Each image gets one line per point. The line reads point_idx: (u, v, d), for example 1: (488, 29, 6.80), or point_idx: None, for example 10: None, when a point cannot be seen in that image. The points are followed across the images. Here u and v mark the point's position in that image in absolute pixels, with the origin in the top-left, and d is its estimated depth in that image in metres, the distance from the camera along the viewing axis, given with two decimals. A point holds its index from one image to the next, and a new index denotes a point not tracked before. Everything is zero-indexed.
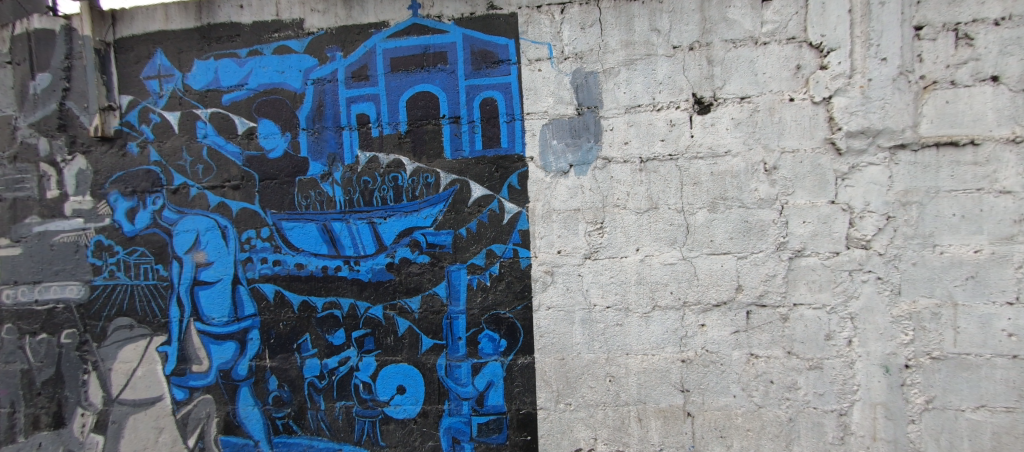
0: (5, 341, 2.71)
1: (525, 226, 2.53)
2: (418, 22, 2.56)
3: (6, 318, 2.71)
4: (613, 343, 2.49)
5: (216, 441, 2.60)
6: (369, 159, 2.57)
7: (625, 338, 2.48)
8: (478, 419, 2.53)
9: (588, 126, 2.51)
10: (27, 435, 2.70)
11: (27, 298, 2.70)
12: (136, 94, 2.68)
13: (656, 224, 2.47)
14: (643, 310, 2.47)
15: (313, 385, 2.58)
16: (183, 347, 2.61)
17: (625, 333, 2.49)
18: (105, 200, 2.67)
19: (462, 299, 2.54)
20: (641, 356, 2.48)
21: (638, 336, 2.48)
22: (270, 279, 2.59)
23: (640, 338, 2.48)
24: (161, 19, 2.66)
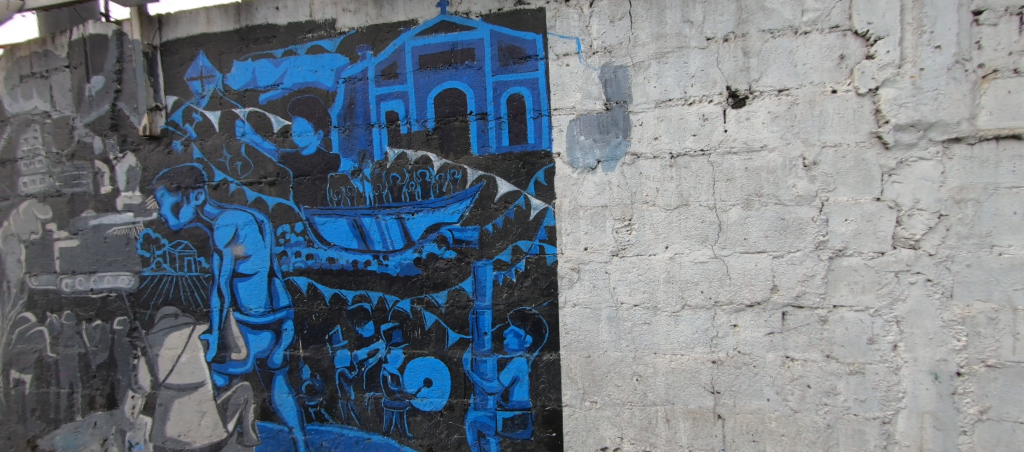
0: (65, 326, 2.92)
1: (551, 222, 2.52)
2: (446, 19, 2.58)
3: (67, 305, 2.92)
4: (641, 342, 2.45)
5: (253, 426, 2.72)
6: (398, 155, 2.61)
7: (653, 337, 2.44)
8: (503, 414, 2.55)
9: (616, 121, 2.47)
10: (84, 414, 2.90)
11: (84, 286, 2.90)
12: (180, 94, 2.81)
13: (686, 221, 2.41)
14: (672, 309, 2.42)
15: (344, 375, 2.65)
16: (224, 335, 2.74)
17: (654, 332, 2.45)
18: (153, 195, 2.83)
19: (488, 295, 2.56)
20: (670, 356, 2.43)
21: (667, 335, 2.43)
22: (304, 272, 2.68)
23: (669, 337, 2.43)
24: (204, 22, 2.79)
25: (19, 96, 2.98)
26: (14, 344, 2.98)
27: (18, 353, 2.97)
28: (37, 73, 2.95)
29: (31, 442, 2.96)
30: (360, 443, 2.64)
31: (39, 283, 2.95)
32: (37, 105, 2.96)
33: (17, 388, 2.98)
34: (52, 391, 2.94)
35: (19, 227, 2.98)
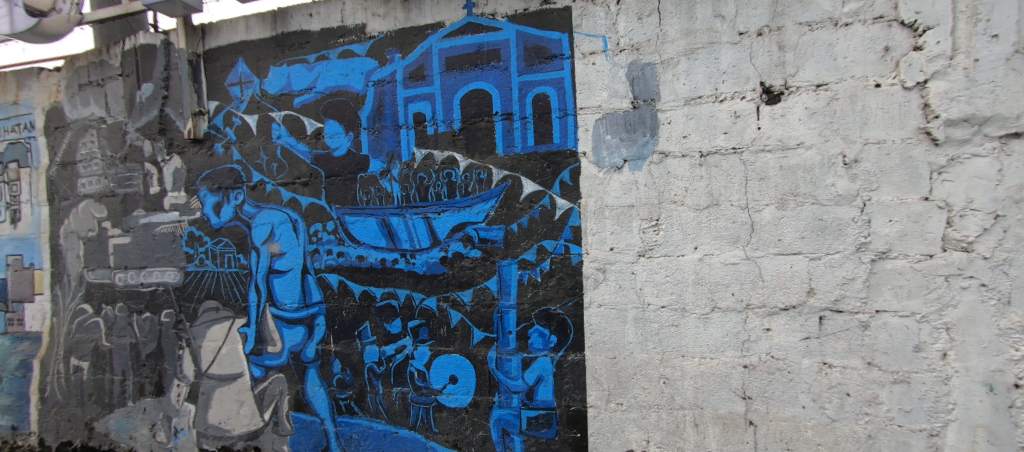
0: (118, 318, 3.13)
1: (577, 222, 2.51)
2: (472, 21, 2.61)
3: (120, 298, 3.13)
4: (668, 345, 2.42)
5: (288, 416, 2.84)
6: (425, 156, 2.67)
7: (681, 340, 2.40)
8: (528, 413, 2.57)
9: (644, 119, 2.44)
10: (135, 400, 3.10)
11: (135, 280, 3.10)
12: (221, 99, 2.96)
13: (716, 221, 2.35)
14: (701, 311, 2.37)
15: (373, 370, 2.73)
16: (260, 329, 2.87)
17: (682, 334, 2.40)
18: (196, 195, 2.99)
19: (513, 294, 2.58)
20: (698, 359, 2.38)
21: (696, 338, 2.38)
22: (335, 270, 2.77)
23: (698, 340, 2.38)
24: (243, 30, 2.93)
25: (78, 103, 3.21)
26: (73, 333, 3.22)
27: (77, 342, 3.21)
28: (94, 82, 3.18)
29: (89, 424, 3.20)
30: (388, 436, 2.71)
31: (96, 277, 3.18)
32: (93, 111, 3.18)
33: (76, 374, 3.22)
34: (107, 378, 3.15)
35: (78, 225, 3.21)
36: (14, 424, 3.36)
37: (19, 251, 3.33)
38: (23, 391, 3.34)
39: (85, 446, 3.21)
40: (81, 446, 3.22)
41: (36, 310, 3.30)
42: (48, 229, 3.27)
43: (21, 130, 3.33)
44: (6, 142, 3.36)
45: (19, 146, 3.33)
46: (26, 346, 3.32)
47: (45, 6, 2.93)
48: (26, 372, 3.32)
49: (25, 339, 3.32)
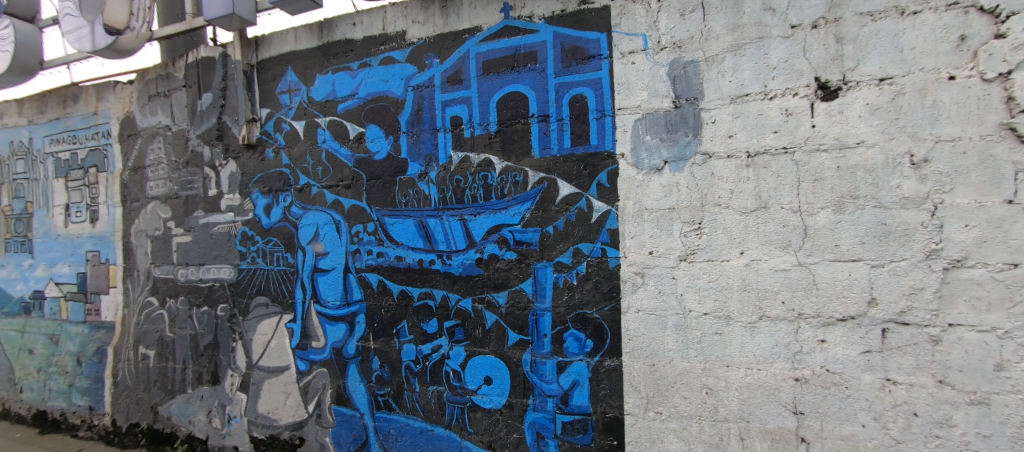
0: (180, 310, 3.39)
1: (614, 225, 2.46)
2: (509, 24, 2.63)
3: (182, 292, 3.39)
4: (712, 353, 2.32)
5: (330, 409, 2.96)
6: (461, 159, 2.71)
7: (725, 349, 2.30)
8: (563, 417, 2.54)
9: (686, 119, 2.36)
10: (194, 388, 3.34)
11: (194, 276, 3.34)
12: (272, 107, 3.14)
13: (765, 225, 2.23)
14: (748, 319, 2.26)
15: (410, 368, 2.80)
16: (305, 325, 3.01)
17: (726, 343, 2.30)
18: (250, 198, 3.19)
19: (548, 297, 2.57)
20: (744, 370, 2.27)
21: (742, 348, 2.27)
22: (375, 269, 2.87)
23: (744, 349, 2.27)
24: (292, 40, 3.09)
25: (147, 112, 3.50)
26: (142, 324, 3.51)
27: (145, 332, 3.50)
28: (162, 93, 3.46)
29: (154, 408, 3.47)
30: (424, 434, 2.77)
31: (162, 272, 3.45)
32: (160, 120, 3.46)
33: (144, 362, 3.51)
34: (170, 366, 3.42)
35: (147, 225, 3.50)
36: (91, 405, 3.71)
37: (97, 248, 3.68)
38: (99, 375, 3.68)
39: (150, 428, 3.49)
40: (147, 427, 3.50)
41: (110, 302, 3.63)
42: (121, 227, 3.59)
43: (100, 138, 3.69)
44: (87, 149, 3.73)
45: (98, 152, 3.69)
46: (102, 334, 3.66)
47: (121, 24, 3.24)
48: (101, 358, 3.66)
49: (102, 327, 3.67)
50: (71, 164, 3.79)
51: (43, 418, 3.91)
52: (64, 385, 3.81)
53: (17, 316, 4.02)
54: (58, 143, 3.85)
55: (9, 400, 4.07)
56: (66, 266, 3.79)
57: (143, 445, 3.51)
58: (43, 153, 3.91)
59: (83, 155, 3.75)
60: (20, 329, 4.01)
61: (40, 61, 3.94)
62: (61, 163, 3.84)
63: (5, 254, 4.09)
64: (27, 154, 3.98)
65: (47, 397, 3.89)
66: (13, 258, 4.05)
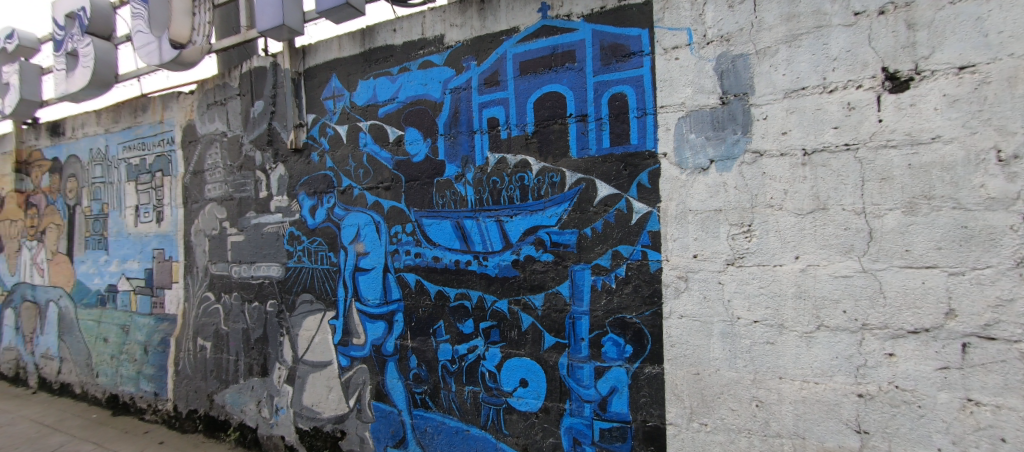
0: (234, 305, 3.61)
1: (655, 227, 2.37)
2: (547, 24, 2.60)
3: (235, 288, 3.61)
4: (762, 364, 2.18)
5: (369, 405, 3.05)
6: (498, 160, 2.70)
7: (778, 360, 2.15)
8: (601, 424, 2.48)
9: (734, 116, 2.24)
10: (246, 378, 3.55)
11: (247, 273, 3.55)
12: (318, 112, 3.28)
13: (824, 227, 2.06)
14: (804, 328, 2.10)
15: (446, 368, 2.83)
16: (347, 322, 3.12)
17: (779, 354, 2.15)
18: (297, 199, 3.35)
19: (586, 300, 2.52)
20: (800, 383, 2.11)
21: (797, 359, 2.12)
22: (412, 269, 2.93)
23: (799, 361, 2.11)
24: (336, 48, 3.22)
25: (207, 120, 3.76)
26: (200, 317, 3.78)
27: (203, 324, 3.76)
28: (219, 102, 3.71)
29: (210, 396, 3.73)
30: (460, 433, 2.79)
31: (218, 269, 3.70)
32: (217, 126, 3.71)
33: (201, 353, 3.77)
34: (225, 357, 3.65)
35: (206, 225, 3.76)
36: (156, 391, 4.03)
37: (162, 246, 4.00)
38: (163, 364, 4.00)
39: (207, 414, 3.74)
40: (204, 414, 3.76)
41: (173, 296, 3.94)
42: (183, 227, 3.89)
43: (165, 145, 4.01)
44: (155, 154, 4.06)
45: (164, 158, 4.01)
46: (165, 325, 3.97)
47: (184, 38, 3.53)
48: (165, 347, 3.98)
49: (166, 319, 3.98)
50: (141, 169, 4.15)
51: (115, 401, 4.29)
52: (133, 371, 4.17)
53: (94, 307, 4.44)
54: (130, 150, 4.23)
55: (88, 384, 4.50)
56: (136, 262, 4.15)
57: (200, 430, 3.78)
58: (118, 159, 4.30)
59: (151, 160, 4.09)
60: (96, 319, 4.42)
61: (115, 74, 4.32)
62: (132, 168, 4.21)
63: (85, 251, 4.53)
64: (104, 160, 4.40)
65: (119, 381, 4.27)
66: (92, 254, 4.48)
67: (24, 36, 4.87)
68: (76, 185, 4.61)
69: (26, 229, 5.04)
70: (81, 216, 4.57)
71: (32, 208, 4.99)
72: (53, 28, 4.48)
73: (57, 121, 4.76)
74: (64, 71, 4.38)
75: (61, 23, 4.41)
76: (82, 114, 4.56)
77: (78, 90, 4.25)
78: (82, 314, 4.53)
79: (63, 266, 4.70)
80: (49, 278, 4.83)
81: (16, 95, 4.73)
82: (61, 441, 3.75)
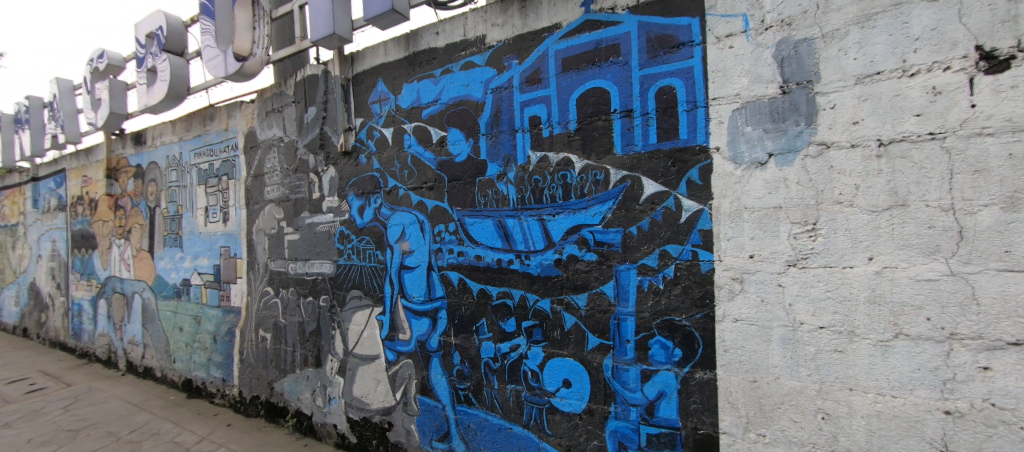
0: (291, 300, 3.85)
1: (707, 225, 2.25)
2: (590, 18, 2.53)
3: (292, 283, 3.85)
4: (829, 374, 2.00)
5: (415, 399, 3.15)
6: (540, 158, 2.68)
7: (848, 370, 1.97)
8: (649, 429, 2.39)
9: (797, 106, 2.07)
10: (301, 368, 3.79)
11: (302, 269, 3.78)
12: (366, 116, 3.40)
13: (902, 226, 1.86)
14: (878, 337, 1.91)
15: (489, 365, 2.86)
16: (394, 317, 3.24)
17: (849, 363, 1.97)
18: (347, 200, 3.50)
19: (631, 301, 2.44)
20: (873, 396, 1.92)
21: (870, 370, 1.93)
22: (456, 268, 2.97)
23: (872, 372, 1.92)
24: (382, 54, 3.33)
25: (266, 126, 4.03)
26: (261, 310, 4.07)
27: (263, 317, 4.05)
28: (277, 109, 3.95)
29: (270, 384, 4.01)
30: (503, 431, 2.81)
31: (276, 265, 3.96)
32: (275, 132, 3.96)
33: (262, 343, 4.07)
34: (283, 348, 3.90)
35: (267, 224, 4.03)
36: (224, 377, 4.40)
37: (228, 244, 4.34)
38: (230, 352, 4.35)
39: (268, 401, 4.03)
40: (265, 400, 4.05)
41: (237, 290, 4.26)
42: (245, 226, 4.20)
43: (229, 151, 4.34)
44: (221, 160, 4.42)
45: (229, 163, 4.35)
46: (231, 317, 4.32)
47: (246, 52, 3.79)
48: (231, 337, 4.33)
49: (231, 312, 4.32)
50: (209, 173, 4.52)
51: (189, 385, 4.74)
52: (204, 358, 4.58)
53: (171, 299, 4.92)
54: (200, 156, 4.62)
55: (166, 368, 4.99)
56: (206, 259, 4.54)
57: (262, 415, 4.08)
58: (190, 165, 4.72)
59: (218, 165, 4.45)
60: (173, 310, 4.89)
61: (187, 87, 4.73)
62: (202, 172, 4.61)
63: (163, 248, 5.02)
64: (178, 166, 4.83)
65: (192, 367, 4.70)
66: (169, 251, 4.96)
67: (112, 55, 5.45)
68: (155, 188, 5.12)
69: (115, 228, 5.67)
70: (160, 216, 5.06)
71: (120, 210, 5.60)
72: (135, 47, 4.98)
73: (140, 132, 5.29)
74: (145, 86, 4.87)
75: (142, 42, 4.91)
76: (160, 125, 5.03)
77: (157, 102, 4.70)
78: (161, 305, 5.03)
79: (145, 262, 5.24)
80: (134, 272, 5.40)
81: (105, 109, 5.31)
82: (146, 419, 4.19)
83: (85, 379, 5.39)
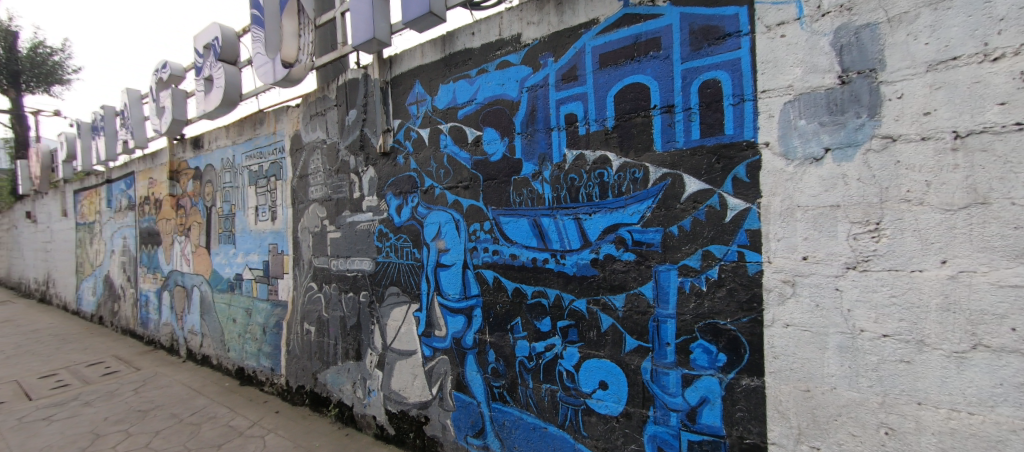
0: (333, 295, 4.01)
1: (755, 225, 2.12)
2: (629, 11, 2.44)
3: (334, 279, 4.01)
4: (894, 386, 1.84)
5: (451, 394, 3.21)
6: (576, 157, 2.62)
7: (916, 382, 1.80)
8: (689, 436, 2.30)
9: (858, 96, 1.90)
10: (343, 361, 3.95)
11: (343, 266, 3.93)
12: (403, 117, 3.47)
13: (982, 226, 1.67)
14: (952, 347, 1.73)
15: (524, 364, 2.85)
16: (430, 314, 3.31)
17: (917, 375, 1.80)
18: (385, 199, 3.59)
19: (672, 303, 2.34)
20: (945, 412, 1.75)
21: (942, 384, 1.75)
22: (491, 266, 2.98)
23: (944, 386, 1.75)
24: (419, 56, 3.38)
25: (311, 129, 4.20)
26: (305, 304, 4.28)
27: (308, 311, 4.26)
28: (321, 112, 4.11)
29: (314, 375, 4.21)
30: (538, 430, 2.80)
31: (319, 262, 4.14)
32: (319, 134, 4.12)
33: (307, 336, 4.27)
34: (326, 340, 4.08)
35: (311, 222, 4.21)
36: (273, 367, 4.66)
37: (276, 241, 4.59)
38: (277, 344, 4.61)
39: (312, 391, 4.24)
40: (309, 390, 4.26)
41: (284, 285, 4.50)
42: (292, 224, 4.41)
43: (277, 153, 4.57)
44: (269, 162, 4.66)
45: (276, 164, 4.58)
46: (279, 310, 4.56)
47: (292, 58, 3.97)
48: (279, 329, 4.57)
49: (279, 305, 4.57)
50: (259, 174, 4.79)
51: (242, 373, 5.07)
52: (255, 349, 4.87)
53: (226, 292, 5.26)
54: (251, 158, 4.89)
55: (222, 357, 5.36)
56: (257, 255, 4.82)
57: (307, 404, 4.29)
58: (242, 167, 5.01)
59: (267, 167, 4.70)
60: (227, 302, 5.23)
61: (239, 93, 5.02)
62: (253, 173, 4.88)
63: (219, 245, 5.37)
64: (232, 168, 5.15)
65: (244, 356, 5.02)
66: (223, 248, 5.31)
67: (174, 66, 5.86)
68: (212, 189, 5.48)
69: (177, 226, 6.12)
70: (216, 215, 5.42)
71: (181, 209, 6.05)
72: (194, 57, 5.33)
73: (199, 136, 5.67)
74: (204, 93, 5.21)
75: (201, 52, 5.25)
76: (216, 130, 5.37)
77: (213, 108, 5.02)
78: (217, 298, 5.39)
79: (203, 258, 5.64)
80: (194, 267, 5.82)
81: (169, 116, 5.72)
82: (204, 403, 4.52)
83: (152, 364, 5.88)
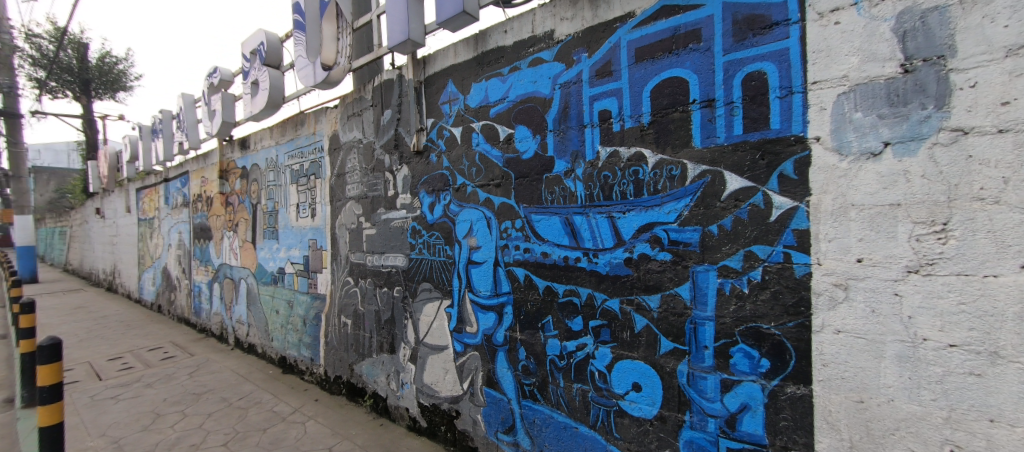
0: (369, 290, 4.14)
1: (803, 225, 1.98)
2: (667, 3, 2.33)
3: (370, 275, 4.13)
4: (961, 401, 1.68)
5: (482, 390, 3.24)
6: (610, 153, 2.55)
7: (988, 398, 1.63)
8: (728, 443, 2.20)
9: (924, 85, 1.73)
10: (377, 354, 4.07)
11: (377, 262, 4.04)
12: (436, 116, 3.50)
13: None
14: None
15: (555, 363, 2.83)
16: (462, 310, 3.34)
17: (989, 390, 1.63)
18: (418, 197, 3.65)
19: (710, 305, 2.24)
20: (1020, 431, 1.59)
21: (1019, 401, 1.58)
22: (522, 264, 2.97)
23: (1021, 404, 1.58)
24: (453, 55, 3.39)
25: (348, 129, 4.32)
26: (342, 299, 4.45)
27: (344, 305, 4.42)
28: (358, 113, 4.21)
29: (351, 366, 4.37)
30: (569, 429, 2.78)
31: (356, 258, 4.27)
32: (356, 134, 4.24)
33: (344, 329, 4.44)
34: (362, 333, 4.22)
35: (348, 218, 4.34)
36: (312, 357, 4.88)
37: (315, 237, 4.78)
38: (316, 335, 4.82)
39: (348, 381, 4.41)
40: (346, 380, 4.43)
41: (323, 279, 4.68)
42: (330, 221, 4.57)
43: (317, 153, 4.75)
44: (310, 161, 4.85)
45: (316, 164, 4.76)
46: (319, 303, 4.76)
47: (331, 61, 4.09)
48: (319, 321, 4.77)
49: (318, 298, 4.76)
50: (301, 173, 4.99)
51: (284, 361, 5.34)
52: (296, 339, 5.11)
53: (270, 285, 5.55)
54: (293, 158, 5.11)
55: (266, 346, 5.66)
56: (298, 249, 5.04)
57: (344, 393, 4.47)
58: (286, 165, 5.24)
59: (307, 166, 4.88)
60: (271, 294, 5.51)
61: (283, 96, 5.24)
62: (295, 172, 5.09)
63: (263, 240, 5.67)
64: (276, 167, 5.40)
65: (287, 346, 5.28)
66: (267, 243, 5.59)
67: (223, 72, 6.20)
68: (258, 187, 5.77)
69: (227, 222, 6.50)
70: (261, 212, 5.71)
71: (230, 206, 6.41)
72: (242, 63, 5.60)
73: (246, 137, 5.97)
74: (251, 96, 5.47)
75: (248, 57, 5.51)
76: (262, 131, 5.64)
77: (259, 110, 5.26)
78: (262, 290, 5.69)
79: (249, 252, 5.97)
80: (241, 261, 6.17)
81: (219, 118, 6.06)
82: (251, 389, 4.80)
83: (205, 351, 6.31)
